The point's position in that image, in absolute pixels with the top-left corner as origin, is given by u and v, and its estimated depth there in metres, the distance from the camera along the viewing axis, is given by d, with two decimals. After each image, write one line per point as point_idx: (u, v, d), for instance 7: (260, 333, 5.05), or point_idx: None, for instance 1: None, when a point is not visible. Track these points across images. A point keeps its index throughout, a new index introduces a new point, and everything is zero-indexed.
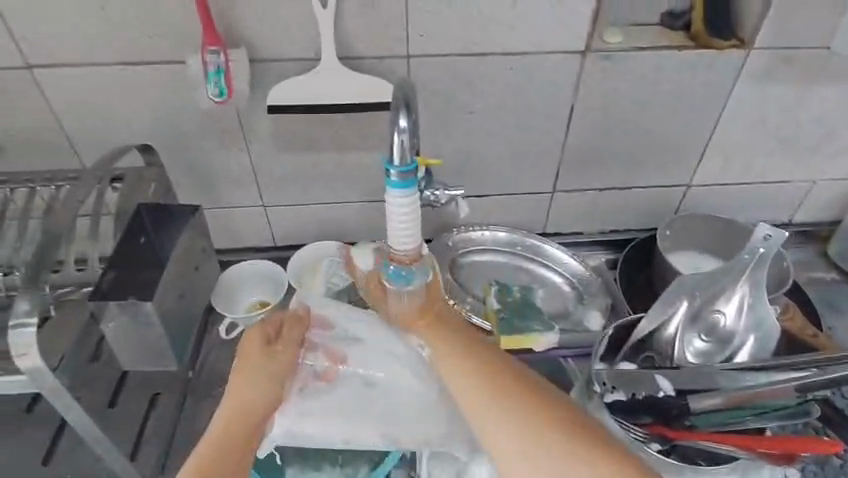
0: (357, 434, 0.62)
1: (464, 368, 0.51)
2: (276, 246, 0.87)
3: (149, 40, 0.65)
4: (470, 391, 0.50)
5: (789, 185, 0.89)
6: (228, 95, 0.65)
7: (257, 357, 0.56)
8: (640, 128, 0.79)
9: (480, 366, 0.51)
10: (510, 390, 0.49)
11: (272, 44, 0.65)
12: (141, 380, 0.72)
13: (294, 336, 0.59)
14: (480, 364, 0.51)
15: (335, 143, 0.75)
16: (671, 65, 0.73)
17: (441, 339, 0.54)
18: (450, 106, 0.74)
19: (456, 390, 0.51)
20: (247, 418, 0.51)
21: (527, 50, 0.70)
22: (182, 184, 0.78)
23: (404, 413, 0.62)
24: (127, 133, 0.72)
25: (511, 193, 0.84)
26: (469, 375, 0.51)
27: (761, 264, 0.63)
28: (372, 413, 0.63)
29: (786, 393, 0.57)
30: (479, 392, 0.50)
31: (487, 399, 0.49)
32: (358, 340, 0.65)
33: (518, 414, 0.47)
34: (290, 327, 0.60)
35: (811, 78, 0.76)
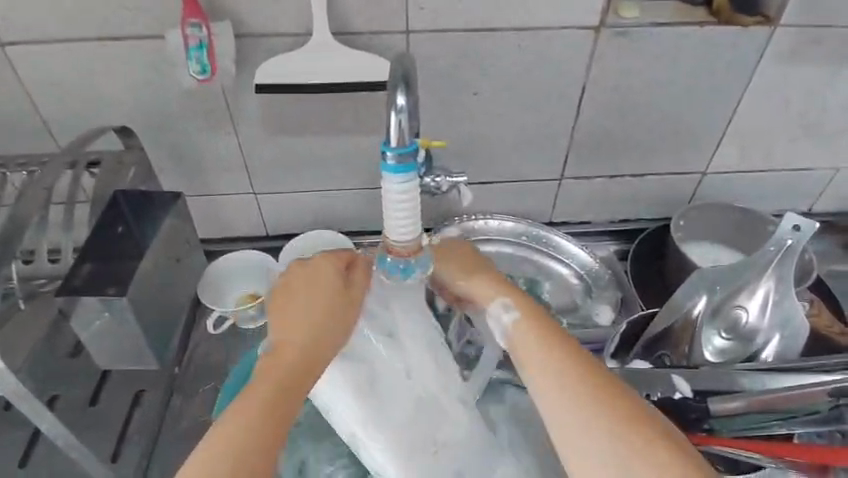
0: (347, 418, 0.54)
1: (545, 343, 0.43)
2: (268, 235, 0.82)
3: (125, 13, 0.59)
4: (571, 371, 0.40)
5: (812, 172, 0.84)
6: (212, 73, 0.60)
7: (330, 290, 0.47)
8: (656, 111, 0.73)
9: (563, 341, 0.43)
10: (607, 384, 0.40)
11: (259, 18, 0.60)
12: (124, 376, 0.68)
13: (361, 290, 0.50)
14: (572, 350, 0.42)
15: (329, 126, 0.70)
16: (691, 42, 0.67)
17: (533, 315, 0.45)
18: (453, 86, 0.69)
19: (543, 366, 0.41)
20: (298, 366, 0.42)
21: (536, 26, 0.64)
22: (168, 170, 0.73)
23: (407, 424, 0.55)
24: (106, 115, 0.67)
25: (517, 180, 0.79)
26: (545, 348, 0.42)
27: (788, 257, 0.59)
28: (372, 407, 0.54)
29: (816, 397, 0.51)
30: (551, 367, 0.41)
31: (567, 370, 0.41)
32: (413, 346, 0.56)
33: (617, 411, 0.38)
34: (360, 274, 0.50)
35: (841, 57, 0.71)
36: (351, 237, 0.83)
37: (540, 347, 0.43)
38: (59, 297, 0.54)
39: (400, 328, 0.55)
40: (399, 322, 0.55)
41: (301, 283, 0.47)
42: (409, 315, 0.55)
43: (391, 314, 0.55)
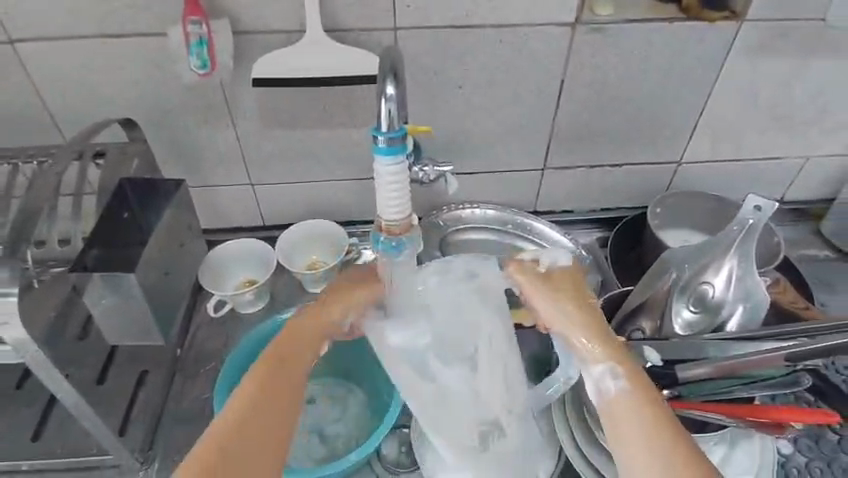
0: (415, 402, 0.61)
1: (650, 417, 0.44)
2: (265, 225, 0.86)
3: (130, 13, 0.63)
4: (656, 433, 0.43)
5: (782, 162, 0.88)
6: (212, 68, 0.64)
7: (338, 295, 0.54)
8: (631, 104, 0.78)
9: (660, 411, 0.45)
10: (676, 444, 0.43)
11: (256, 17, 0.64)
12: (130, 355, 0.71)
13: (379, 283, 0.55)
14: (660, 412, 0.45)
15: (322, 119, 0.74)
16: (662, 38, 0.72)
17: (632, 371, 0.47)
18: (439, 81, 0.73)
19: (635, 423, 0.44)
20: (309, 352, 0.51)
21: (516, 23, 0.69)
22: (169, 163, 0.77)
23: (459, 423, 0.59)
24: (111, 109, 0.71)
25: (501, 170, 0.83)
26: (647, 421, 0.44)
27: (750, 235, 0.64)
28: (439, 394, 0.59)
29: (775, 362, 0.55)
30: (649, 441, 0.43)
31: (663, 447, 0.42)
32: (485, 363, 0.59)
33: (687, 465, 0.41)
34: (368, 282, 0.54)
35: (804, 51, 0.75)
36: (344, 227, 0.87)
37: (642, 417, 0.45)
38: (72, 274, 0.57)
39: (484, 327, 0.56)
40: (482, 317, 0.56)
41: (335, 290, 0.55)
42: (494, 315, 0.56)
43: (479, 309, 0.56)
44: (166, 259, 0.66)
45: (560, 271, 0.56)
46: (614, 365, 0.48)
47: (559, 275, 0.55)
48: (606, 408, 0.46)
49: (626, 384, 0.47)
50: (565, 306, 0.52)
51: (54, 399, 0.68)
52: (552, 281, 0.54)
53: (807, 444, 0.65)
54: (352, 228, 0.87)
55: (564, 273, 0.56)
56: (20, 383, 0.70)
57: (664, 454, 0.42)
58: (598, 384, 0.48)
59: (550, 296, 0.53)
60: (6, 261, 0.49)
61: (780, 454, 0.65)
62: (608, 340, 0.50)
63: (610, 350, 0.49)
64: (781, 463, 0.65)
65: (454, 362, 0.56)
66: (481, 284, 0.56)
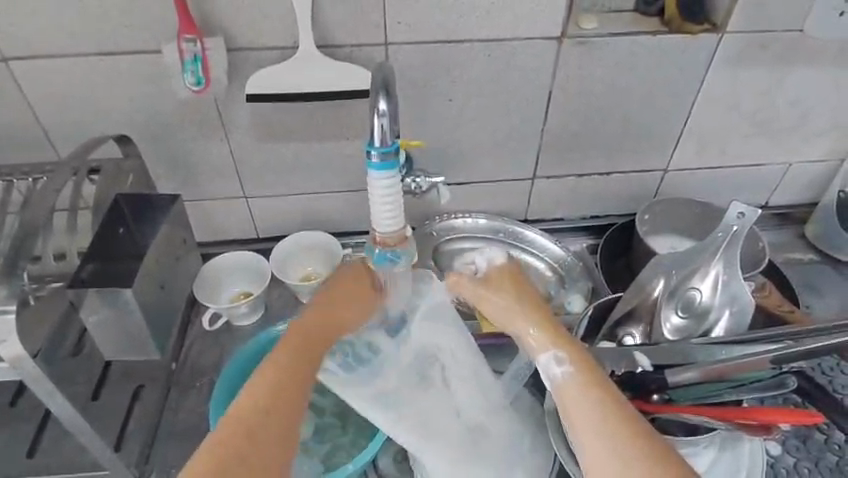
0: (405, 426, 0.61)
1: (592, 394, 0.48)
2: (259, 238, 0.87)
3: (125, 31, 0.64)
4: (606, 424, 0.46)
5: (765, 168, 0.91)
6: (206, 85, 0.66)
7: (324, 301, 0.59)
8: (617, 114, 0.80)
9: (600, 386, 0.48)
10: (636, 434, 0.45)
11: (249, 34, 0.66)
12: (125, 368, 0.72)
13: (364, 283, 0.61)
14: (617, 399, 0.48)
15: (314, 133, 0.75)
16: (646, 50, 0.74)
17: (582, 359, 0.51)
18: (430, 93, 0.74)
19: (589, 412, 0.47)
20: (307, 347, 0.54)
21: (504, 37, 0.70)
22: (164, 177, 0.78)
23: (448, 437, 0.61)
24: (106, 125, 0.72)
25: (492, 180, 0.85)
26: (591, 397, 0.48)
27: (734, 241, 0.66)
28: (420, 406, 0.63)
29: (761, 364, 0.57)
30: (608, 429, 0.45)
31: (606, 420, 0.46)
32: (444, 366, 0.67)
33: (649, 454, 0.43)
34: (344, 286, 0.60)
35: (783, 61, 0.78)
36: (338, 238, 0.88)
37: (584, 394, 0.48)
38: (69, 291, 0.58)
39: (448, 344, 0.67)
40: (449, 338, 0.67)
41: (332, 297, 0.59)
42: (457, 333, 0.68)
43: (441, 328, 0.68)
44: (163, 273, 0.67)
45: (495, 273, 0.62)
46: (556, 351, 0.52)
47: (497, 275, 0.62)
48: (557, 392, 0.50)
49: (574, 373, 0.50)
50: (508, 306, 0.59)
51: (50, 414, 0.68)
52: (490, 284, 0.61)
53: (795, 445, 0.67)
54: (345, 239, 0.88)
55: (498, 271, 0.62)
56: (14, 400, 0.69)
57: (610, 425, 0.45)
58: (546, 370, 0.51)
59: (489, 301, 0.60)
60: (7, 278, 0.50)
61: (769, 455, 0.66)
62: (548, 328, 0.54)
63: (550, 337, 0.53)
64: (771, 464, 0.66)
65: (437, 380, 0.66)
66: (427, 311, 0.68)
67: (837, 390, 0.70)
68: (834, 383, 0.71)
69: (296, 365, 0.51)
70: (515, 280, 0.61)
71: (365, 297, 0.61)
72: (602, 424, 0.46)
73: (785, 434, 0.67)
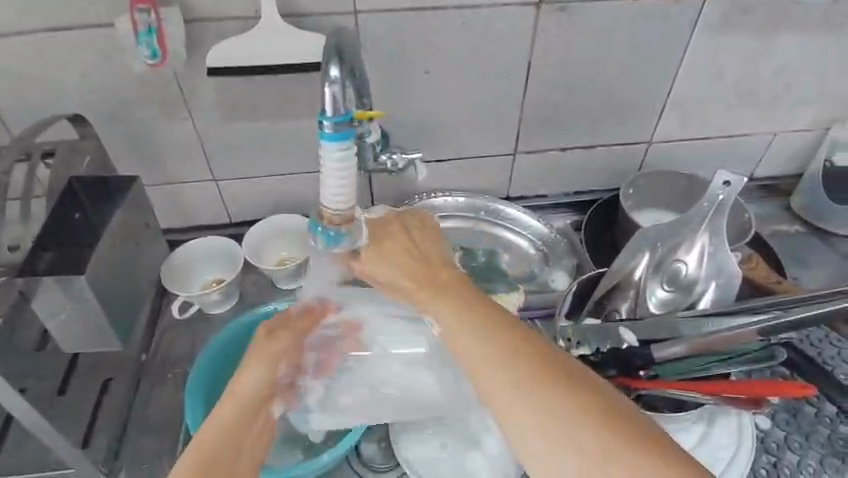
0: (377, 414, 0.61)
1: (474, 338, 0.43)
2: (232, 222, 0.84)
3: (72, 2, 0.60)
4: (494, 365, 0.41)
5: (750, 138, 0.89)
6: (163, 58, 0.61)
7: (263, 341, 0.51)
8: (599, 86, 0.77)
9: (478, 326, 0.44)
10: (521, 364, 0.40)
11: (207, 3, 0.61)
12: (92, 363, 0.69)
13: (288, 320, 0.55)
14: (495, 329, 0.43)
15: (284, 110, 0.71)
16: (628, 16, 0.71)
17: (451, 302, 0.46)
18: (404, 65, 0.71)
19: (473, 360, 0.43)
20: (253, 397, 0.47)
21: (479, 4, 0.67)
22: (126, 160, 0.74)
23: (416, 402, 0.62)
24: (59, 105, 0.67)
25: (472, 156, 0.82)
26: (473, 338, 0.44)
27: (720, 211, 0.64)
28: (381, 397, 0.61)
29: (749, 336, 0.55)
30: (502, 373, 0.41)
31: (493, 366, 0.41)
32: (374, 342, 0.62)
33: (541, 387, 0.39)
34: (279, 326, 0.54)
35: (768, 26, 0.75)
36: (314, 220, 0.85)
37: (465, 340, 0.44)
38: (19, 279, 0.54)
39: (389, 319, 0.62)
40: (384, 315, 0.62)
41: (274, 338, 0.52)
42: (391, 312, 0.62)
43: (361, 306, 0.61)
44: (123, 260, 0.64)
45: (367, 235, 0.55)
46: (431, 307, 0.47)
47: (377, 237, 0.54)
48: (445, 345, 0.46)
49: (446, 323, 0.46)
50: (385, 263, 0.52)
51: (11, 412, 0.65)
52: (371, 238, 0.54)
53: (784, 418, 0.66)
54: None
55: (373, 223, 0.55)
56: None
57: (495, 370, 0.41)
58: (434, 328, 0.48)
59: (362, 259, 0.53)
60: None
61: (758, 429, 0.65)
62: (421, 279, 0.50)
63: (424, 290, 0.49)
64: (760, 438, 0.65)
65: (395, 360, 0.62)
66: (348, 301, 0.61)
67: (826, 362, 0.69)
68: (822, 355, 0.70)
69: (240, 419, 0.45)
70: (391, 229, 0.54)
71: (295, 331, 0.55)
72: (488, 372, 0.41)
73: (774, 408, 0.66)
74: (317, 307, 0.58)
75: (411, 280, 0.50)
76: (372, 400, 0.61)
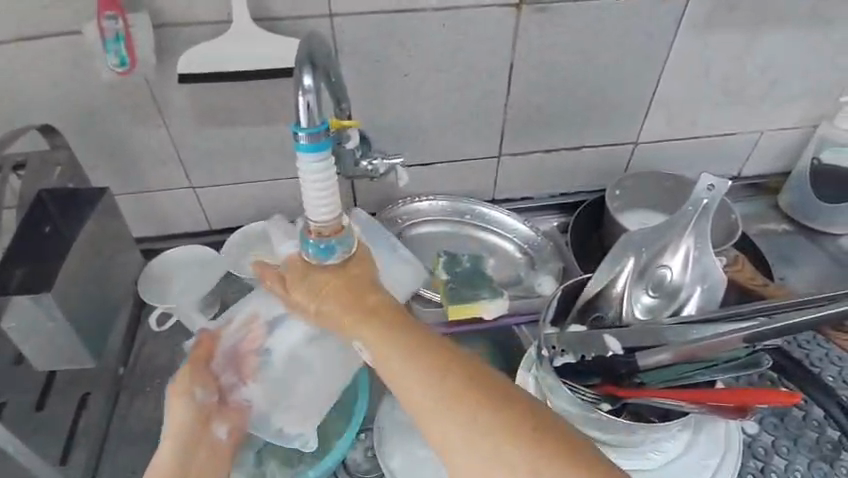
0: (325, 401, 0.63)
1: (407, 363, 0.45)
2: (213, 230, 0.82)
3: (36, 9, 0.58)
4: (418, 387, 0.44)
5: (737, 137, 0.88)
6: (131, 65, 0.59)
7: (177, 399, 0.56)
8: (583, 87, 0.76)
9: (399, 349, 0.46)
10: (441, 382, 0.44)
11: (177, 8, 0.60)
12: (71, 377, 0.68)
13: (193, 362, 0.59)
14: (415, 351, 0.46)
15: (261, 115, 0.70)
16: (611, 15, 0.69)
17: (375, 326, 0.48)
18: (383, 69, 0.69)
19: (398, 386, 0.45)
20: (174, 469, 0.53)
21: (458, 5, 0.65)
22: (99, 169, 0.72)
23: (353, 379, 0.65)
24: (27, 115, 0.66)
25: (455, 159, 0.81)
26: (396, 361, 0.46)
27: (705, 216, 0.64)
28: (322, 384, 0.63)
29: (734, 343, 0.54)
30: (425, 395, 0.44)
31: (425, 391, 0.44)
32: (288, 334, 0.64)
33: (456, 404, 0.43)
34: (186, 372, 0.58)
35: (752, 24, 0.74)
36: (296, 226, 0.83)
37: (400, 368, 0.45)
38: None
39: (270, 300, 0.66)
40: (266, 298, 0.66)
41: (179, 394, 0.56)
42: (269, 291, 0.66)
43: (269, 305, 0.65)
44: (97, 272, 0.62)
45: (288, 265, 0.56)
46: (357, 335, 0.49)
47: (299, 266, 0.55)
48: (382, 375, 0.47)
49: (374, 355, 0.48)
50: (319, 297, 0.52)
51: None
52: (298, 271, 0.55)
53: (772, 422, 0.65)
54: None
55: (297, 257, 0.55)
56: None
57: (427, 394, 0.44)
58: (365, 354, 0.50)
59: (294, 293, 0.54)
60: None
61: (746, 434, 0.64)
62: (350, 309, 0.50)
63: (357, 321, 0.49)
64: (748, 442, 0.64)
65: (298, 331, 0.65)
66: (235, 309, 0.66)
67: (814, 364, 0.68)
68: (810, 357, 0.69)
69: None
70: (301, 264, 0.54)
71: (200, 374, 0.59)
72: (422, 399, 0.44)
73: (762, 412, 0.65)
74: (209, 336, 0.62)
75: (339, 306, 0.51)
76: (299, 385, 0.63)
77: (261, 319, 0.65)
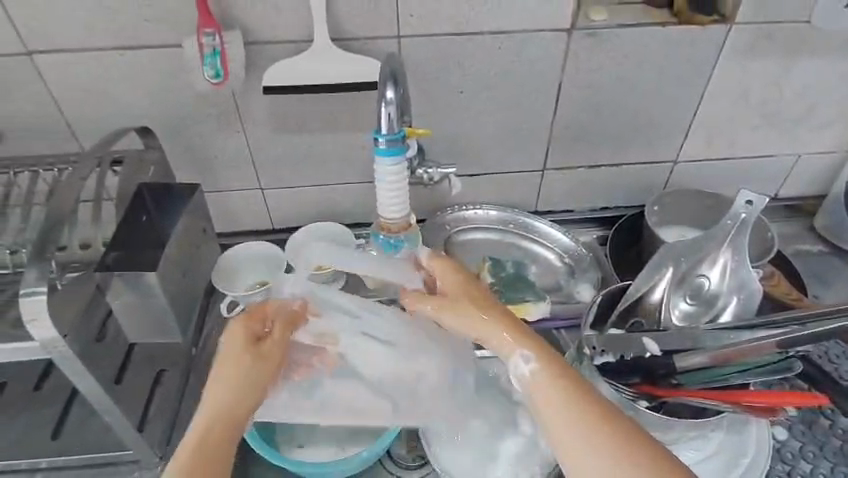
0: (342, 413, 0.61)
1: (559, 382, 0.45)
2: (274, 228, 0.89)
3: (145, 26, 0.66)
4: (571, 413, 0.43)
5: (773, 159, 0.91)
6: (224, 77, 0.67)
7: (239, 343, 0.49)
8: (626, 108, 0.81)
9: (559, 368, 0.46)
10: (587, 400, 0.44)
11: (266, 28, 0.67)
12: (147, 354, 0.71)
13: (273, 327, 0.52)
14: (565, 374, 0.46)
15: (327, 125, 0.77)
16: (655, 42, 0.74)
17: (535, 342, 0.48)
18: (441, 86, 0.76)
19: (548, 409, 0.44)
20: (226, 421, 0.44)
21: (513, 30, 0.71)
22: (182, 169, 0.80)
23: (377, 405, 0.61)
24: (126, 118, 0.74)
25: (501, 172, 0.86)
26: (554, 383, 0.45)
27: (743, 229, 0.68)
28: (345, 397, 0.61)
29: (768, 348, 0.57)
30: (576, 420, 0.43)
31: (563, 406, 0.44)
32: (348, 340, 0.61)
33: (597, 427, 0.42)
34: (279, 325, 0.53)
35: (792, 52, 0.78)
36: (349, 228, 0.90)
37: (556, 390, 0.45)
38: (96, 274, 0.61)
39: (368, 322, 0.61)
40: (370, 320, 0.61)
41: (242, 341, 0.49)
42: (382, 315, 0.62)
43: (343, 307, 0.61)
44: (184, 261, 0.70)
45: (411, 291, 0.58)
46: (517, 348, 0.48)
47: (452, 281, 0.55)
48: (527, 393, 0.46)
49: (537, 367, 0.46)
50: (468, 314, 0.52)
51: (74, 397, 0.71)
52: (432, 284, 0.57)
53: (800, 430, 0.67)
54: (357, 230, 0.89)
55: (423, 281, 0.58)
56: (39, 384, 0.72)
57: (563, 402, 0.44)
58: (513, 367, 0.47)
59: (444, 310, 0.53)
60: (33, 263, 0.52)
61: (775, 440, 0.67)
62: (503, 326, 0.50)
63: (512, 335, 0.49)
64: (777, 448, 0.67)
65: (355, 340, 0.61)
66: (324, 299, 0.60)
67: (843, 377, 0.71)
68: (840, 371, 0.72)
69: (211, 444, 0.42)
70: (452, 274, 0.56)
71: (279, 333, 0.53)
72: (559, 402, 0.44)
73: (791, 420, 0.68)
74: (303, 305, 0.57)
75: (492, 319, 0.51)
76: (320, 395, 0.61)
77: (343, 328, 0.60)
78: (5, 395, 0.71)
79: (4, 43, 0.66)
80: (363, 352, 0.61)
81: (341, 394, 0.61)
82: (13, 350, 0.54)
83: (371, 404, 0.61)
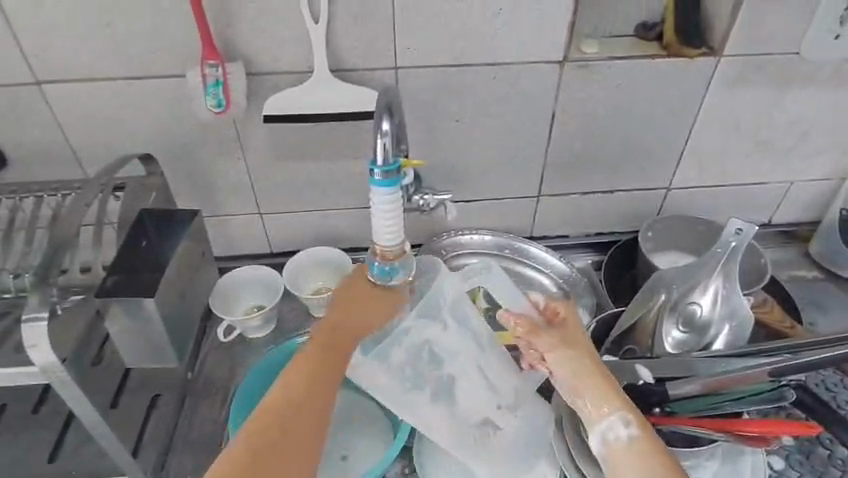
0: (423, 414, 0.66)
1: (644, 457, 0.48)
2: (272, 252, 0.90)
3: (151, 57, 0.68)
4: (640, 454, 0.48)
5: (767, 187, 0.93)
6: (226, 107, 0.69)
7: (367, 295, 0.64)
8: (619, 136, 0.83)
9: (643, 428, 0.50)
10: (652, 445, 0.49)
11: (268, 59, 0.70)
12: (143, 378, 0.71)
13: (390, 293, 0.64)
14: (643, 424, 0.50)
15: (327, 152, 0.79)
16: (646, 73, 0.77)
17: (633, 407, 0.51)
18: (438, 115, 0.78)
19: (620, 450, 0.49)
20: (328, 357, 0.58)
21: (508, 62, 0.74)
22: (184, 194, 0.81)
23: (457, 427, 0.66)
24: (131, 145, 0.76)
25: (497, 198, 0.88)
26: (638, 447, 0.49)
27: (733, 257, 0.68)
28: (437, 404, 0.67)
29: (760, 377, 0.57)
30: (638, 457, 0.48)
31: (633, 447, 0.49)
32: (457, 355, 0.68)
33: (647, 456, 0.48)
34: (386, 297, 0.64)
35: (780, 84, 0.80)
36: (348, 252, 0.91)
37: (638, 447, 0.49)
38: (96, 299, 0.62)
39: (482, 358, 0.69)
40: (489, 362, 0.69)
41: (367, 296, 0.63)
42: (498, 359, 0.69)
43: (466, 320, 0.69)
44: (183, 285, 0.71)
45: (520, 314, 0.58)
46: (617, 408, 0.51)
47: (574, 330, 0.57)
48: (607, 451, 0.50)
49: (636, 435, 0.49)
50: (580, 360, 0.54)
51: (71, 421, 0.71)
52: (555, 320, 0.58)
53: (797, 459, 0.67)
54: (355, 254, 0.90)
55: (543, 315, 0.59)
56: (36, 408, 0.72)
57: (636, 446, 0.49)
58: (608, 423, 0.50)
59: (562, 349, 0.54)
60: (39, 287, 0.53)
61: (771, 469, 0.67)
62: (607, 389, 0.52)
63: (609, 396, 0.51)
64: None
65: (466, 356, 0.69)
66: (463, 313, 0.69)
67: (840, 406, 0.71)
68: (837, 399, 0.72)
69: (311, 370, 0.56)
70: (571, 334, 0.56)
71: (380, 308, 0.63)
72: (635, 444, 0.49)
73: (787, 449, 0.68)
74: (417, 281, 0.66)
75: (599, 380, 0.53)
76: (414, 394, 0.66)
77: (462, 347, 0.69)
78: (2, 418, 0.71)
79: (14, 73, 0.68)
80: (464, 370, 0.68)
81: (425, 408, 0.66)
82: (12, 374, 0.55)
83: (450, 423, 0.66)
